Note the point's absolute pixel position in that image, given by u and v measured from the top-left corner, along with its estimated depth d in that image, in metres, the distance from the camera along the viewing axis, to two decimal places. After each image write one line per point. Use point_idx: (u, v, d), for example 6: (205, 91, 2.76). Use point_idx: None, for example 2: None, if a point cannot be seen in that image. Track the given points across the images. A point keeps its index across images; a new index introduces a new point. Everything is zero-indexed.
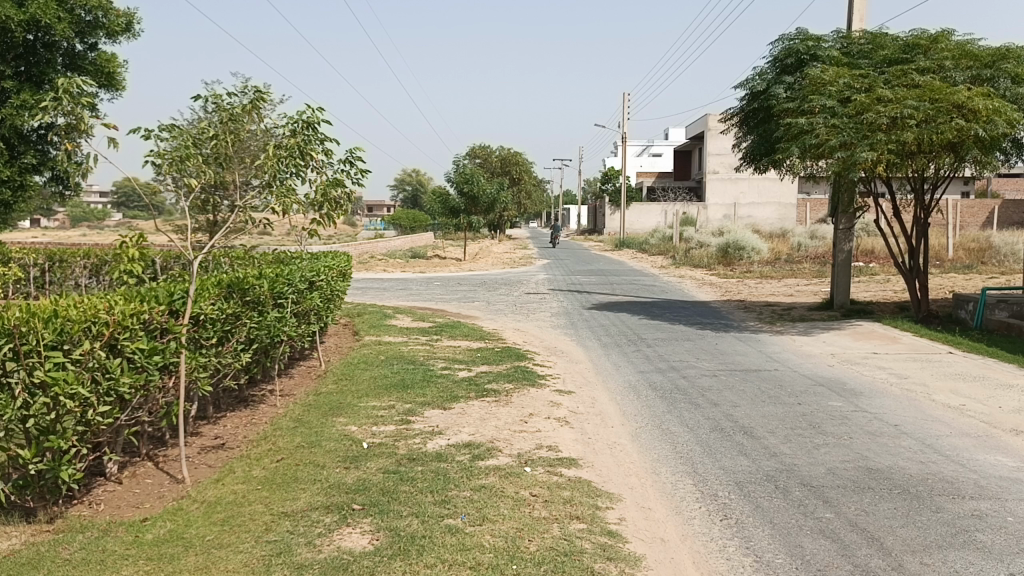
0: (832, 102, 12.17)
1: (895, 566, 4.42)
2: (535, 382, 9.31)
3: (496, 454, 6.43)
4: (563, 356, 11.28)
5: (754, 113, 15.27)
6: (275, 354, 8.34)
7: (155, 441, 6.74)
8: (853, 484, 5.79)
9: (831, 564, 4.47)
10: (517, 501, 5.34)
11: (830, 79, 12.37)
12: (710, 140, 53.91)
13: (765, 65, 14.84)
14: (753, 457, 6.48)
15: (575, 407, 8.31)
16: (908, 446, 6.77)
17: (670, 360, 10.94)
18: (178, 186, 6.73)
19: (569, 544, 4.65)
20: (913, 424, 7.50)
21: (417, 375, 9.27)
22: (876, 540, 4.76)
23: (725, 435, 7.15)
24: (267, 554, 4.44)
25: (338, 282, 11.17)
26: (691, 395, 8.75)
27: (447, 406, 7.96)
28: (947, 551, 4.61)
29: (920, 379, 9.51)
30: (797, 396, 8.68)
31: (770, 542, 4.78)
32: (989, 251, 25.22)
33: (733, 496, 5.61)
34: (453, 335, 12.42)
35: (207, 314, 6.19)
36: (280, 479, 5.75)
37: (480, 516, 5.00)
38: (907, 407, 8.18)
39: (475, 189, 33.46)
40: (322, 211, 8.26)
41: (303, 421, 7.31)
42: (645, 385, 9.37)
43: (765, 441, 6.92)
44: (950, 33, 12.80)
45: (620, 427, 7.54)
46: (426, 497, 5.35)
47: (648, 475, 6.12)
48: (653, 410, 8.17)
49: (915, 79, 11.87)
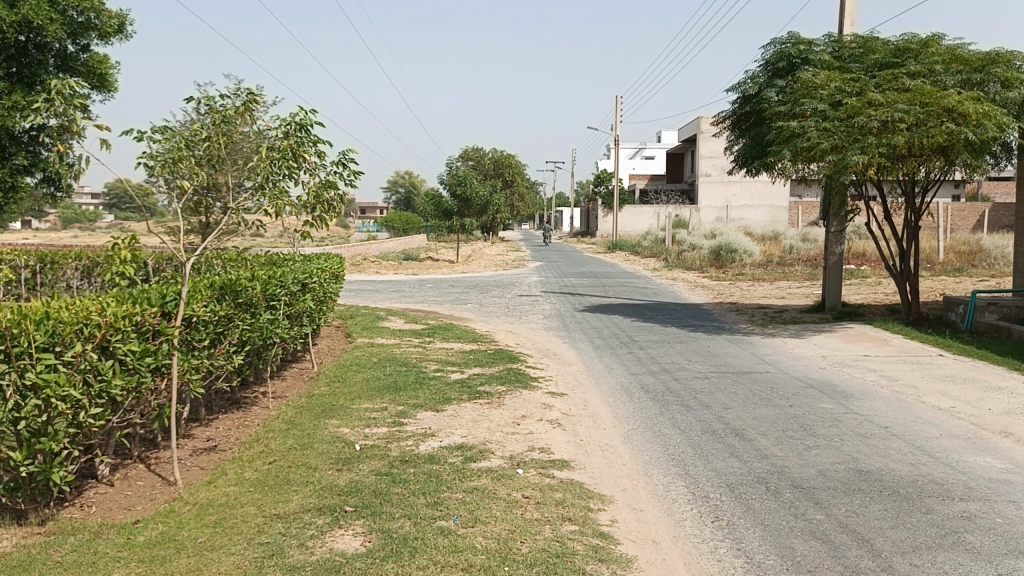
0: (823, 106, 12.23)
1: (885, 567, 4.45)
2: (527, 385, 9.33)
3: (488, 456, 6.44)
4: (555, 359, 11.30)
5: (747, 117, 15.35)
6: (267, 356, 8.33)
7: (147, 443, 6.74)
8: (844, 486, 5.82)
9: (821, 565, 4.50)
10: (509, 503, 5.36)
11: (821, 83, 12.42)
12: (702, 143, 54.02)
13: (756, 69, 14.91)
14: (744, 459, 6.51)
15: (567, 409, 8.33)
16: (898, 448, 6.80)
17: (662, 362, 10.97)
18: (171, 188, 6.73)
19: (560, 546, 4.67)
20: (903, 425, 7.55)
21: (409, 378, 9.27)
22: (866, 541, 4.80)
23: (716, 436, 7.19)
24: (259, 555, 4.44)
25: (331, 284, 11.16)
26: (683, 398, 8.77)
27: (440, 408, 7.96)
28: (936, 553, 4.64)
29: (910, 381, 9.56)
30: (788, 398, 8.71)
31: (760, 544, 4.81)
32: (979, 254, 25.33)
33: (724, 497, 5.64)
34: (446, 337, 12.43)
35: (199, 317, 6.20)
36: (273, 481, 5.76)
37: (472, 518, 5.02)
38: (897, 409, 8.23)
39: (467, 191, 33.47)
40: (314, 213, 8.27)
41: (295, 424, 7.31)
42: (637, 387, 9.39)
43: (756, 443, 6.95)
44: (941, 37, 12.87)
45: (612, 429, 7.56)
46: (418, 499, 5.35)
47: (640, 477, 6.14)
48: (645, 412, 8.21)
49: (905, 83, 11.97)
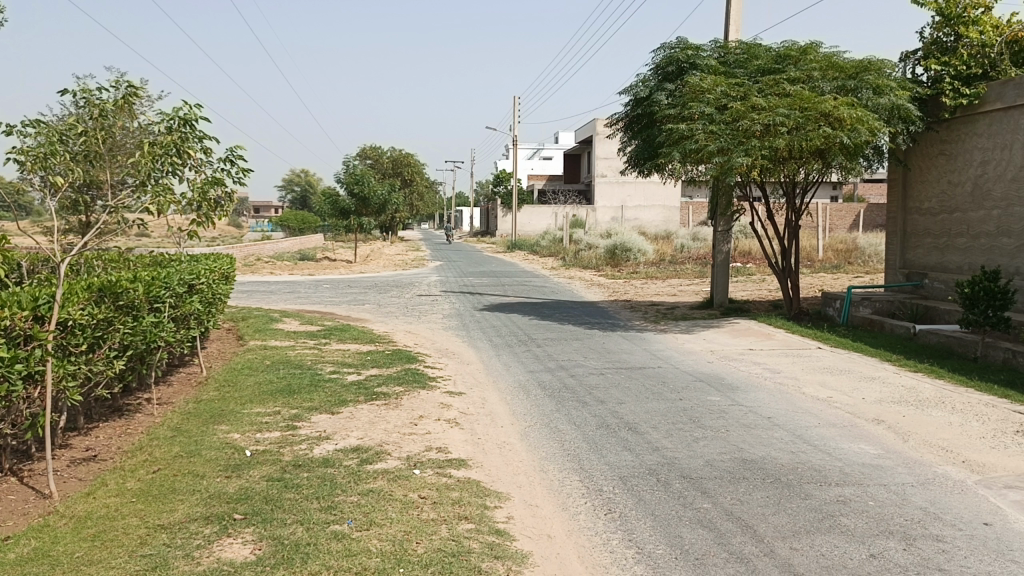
0: (711, 109, 12.67)
1: (767, 552, 4.65)
2: (425, 384, 9.28)
3: (385, 458, 6.38)
4: (453, 358, 11.28)
5: (639, 119, 15.75)
6: (152, 360, 7.99)
7: (19, 456, 6.35)
8: (729, 475, 6.05)
9: (708, 552, 4.66)
10: (405, 504, 5.32)
11: (708, 87, 12.86)
12: (598, 144, 55.05)
13: (647, 73, 15.29)
14: (636, 452, 6.67)
15: (465, 408, 8.34)
16: (779, 437, 7.12)
17: (558, 359, 11.13)
18: (44, 184, 6.36)
19: (456, 545, 4.67)
20: (785, 415, 7.91)
21: (304, 380, 9.08)
22: (750, 528, 5.00)
23: (610, 431, 7.34)
24: (141, 569, 4.25)
25: (220, 286, 10.80)
26: (578, 394, 8.92)
27: (335, 411, 7.83)
28: (814, 536, 4.88)
29: (792, 373, 10.02)
30: (679, 392, 8.99)
31: (650, 534, 4.94)
32: (855, 252, 26.80)
33: (617, 490, 5.76)
34: (342, 338, 12.22)
35: (76, 320, 5.88)
36: (157, 490, 5.52)
37: (367, 521, 4.95)
38: (779, 400, 8.62)
39: (365, 189, 33.01)
40: (201, 211, 7.99)
41: (182, 431, 7.04)
42: (534, 385, 9.49)
43: (648, 436, 7.14)
44: (818, 46, 13.54)
45: (509, 427, 7.62)
46: (311, 504, 5.24)
47: (536, 473, 6.21)
48: (541, 409, 8.31)
49: (786, 89, 12.54)
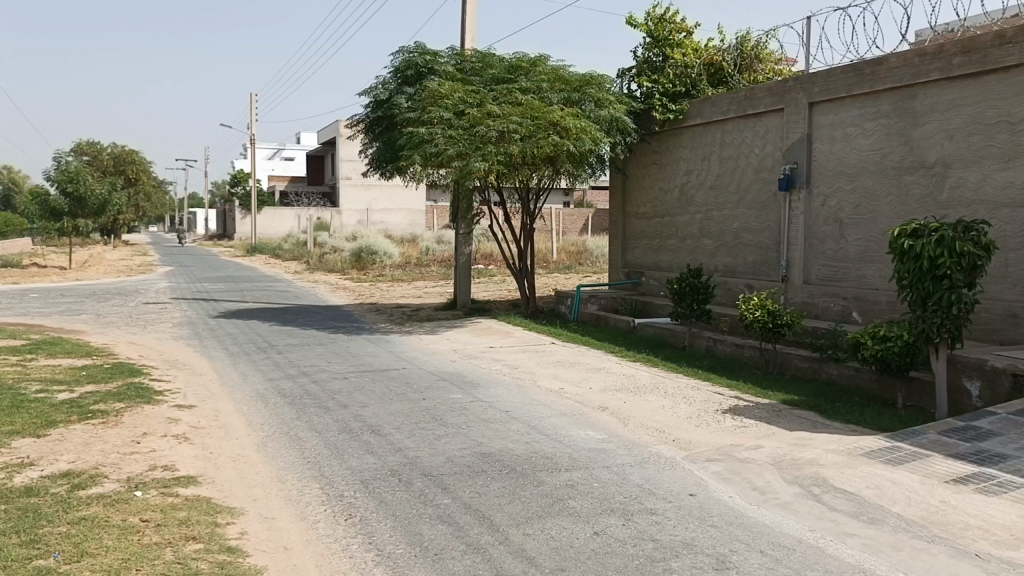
0: (449, 114, 12.97)
1: (502, 540, 4.83)
2: (151, 399, 8.58)
3: (101, 481, 5.79)
4: (185, 369, 10.54)
5: (379, 121, 15.72)
6: None
7: None
8: (468, 469, 6.22)
9: (447, 546, 4.75)
10: (124, 529, 4.86)
11: (446, 93, 13.15)
12: (342, 147, 54.30)
13: (386, 76, 15.30)
14: (378, 454, 6.64)
15: (196, 421, 7.81)
16: (516, 429, 7.45)
17: (300, 365, 10.80)
18: None
19: (182, 568, 4.35)
20: (521, 408, 8.29)
21: (2, 402, 8.00)
22: (486, 518, 5.17)
23: (352, 435, 7.24)
24: None
25: None
26: (320, 399, 8.71)
27: (41, 434, 6.98)
28: (545, 520, 5.15)
29: (528, 368, 10.53)
30: (422, 392, 9.09)
31: (391, 535, 4.94)
32: (585, 254, 28.77)
33: (358, 494, 5.70)
34: (52, 353, 10.95)
35: None
36: None
37: (77, 552, 4.46)
38: (516, 394, 9.02)
39: (80, 188, 29.89)
40: None
41: None
42: (273, 393, 9.12)
43: (390, 438, 7.14)
44: (547, 58, 14.37)
45: (245, 438, 7.25)
46: (8, 540, 4.62)
47: (274, 484, 5.96)
48: (280, 417, 8.00)
49: (518, 98, 13.18)
